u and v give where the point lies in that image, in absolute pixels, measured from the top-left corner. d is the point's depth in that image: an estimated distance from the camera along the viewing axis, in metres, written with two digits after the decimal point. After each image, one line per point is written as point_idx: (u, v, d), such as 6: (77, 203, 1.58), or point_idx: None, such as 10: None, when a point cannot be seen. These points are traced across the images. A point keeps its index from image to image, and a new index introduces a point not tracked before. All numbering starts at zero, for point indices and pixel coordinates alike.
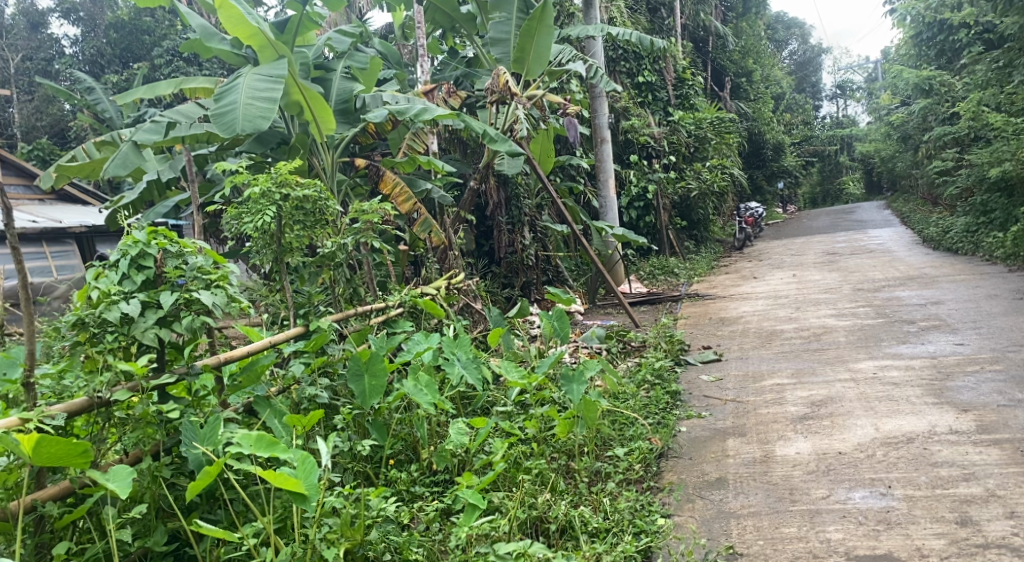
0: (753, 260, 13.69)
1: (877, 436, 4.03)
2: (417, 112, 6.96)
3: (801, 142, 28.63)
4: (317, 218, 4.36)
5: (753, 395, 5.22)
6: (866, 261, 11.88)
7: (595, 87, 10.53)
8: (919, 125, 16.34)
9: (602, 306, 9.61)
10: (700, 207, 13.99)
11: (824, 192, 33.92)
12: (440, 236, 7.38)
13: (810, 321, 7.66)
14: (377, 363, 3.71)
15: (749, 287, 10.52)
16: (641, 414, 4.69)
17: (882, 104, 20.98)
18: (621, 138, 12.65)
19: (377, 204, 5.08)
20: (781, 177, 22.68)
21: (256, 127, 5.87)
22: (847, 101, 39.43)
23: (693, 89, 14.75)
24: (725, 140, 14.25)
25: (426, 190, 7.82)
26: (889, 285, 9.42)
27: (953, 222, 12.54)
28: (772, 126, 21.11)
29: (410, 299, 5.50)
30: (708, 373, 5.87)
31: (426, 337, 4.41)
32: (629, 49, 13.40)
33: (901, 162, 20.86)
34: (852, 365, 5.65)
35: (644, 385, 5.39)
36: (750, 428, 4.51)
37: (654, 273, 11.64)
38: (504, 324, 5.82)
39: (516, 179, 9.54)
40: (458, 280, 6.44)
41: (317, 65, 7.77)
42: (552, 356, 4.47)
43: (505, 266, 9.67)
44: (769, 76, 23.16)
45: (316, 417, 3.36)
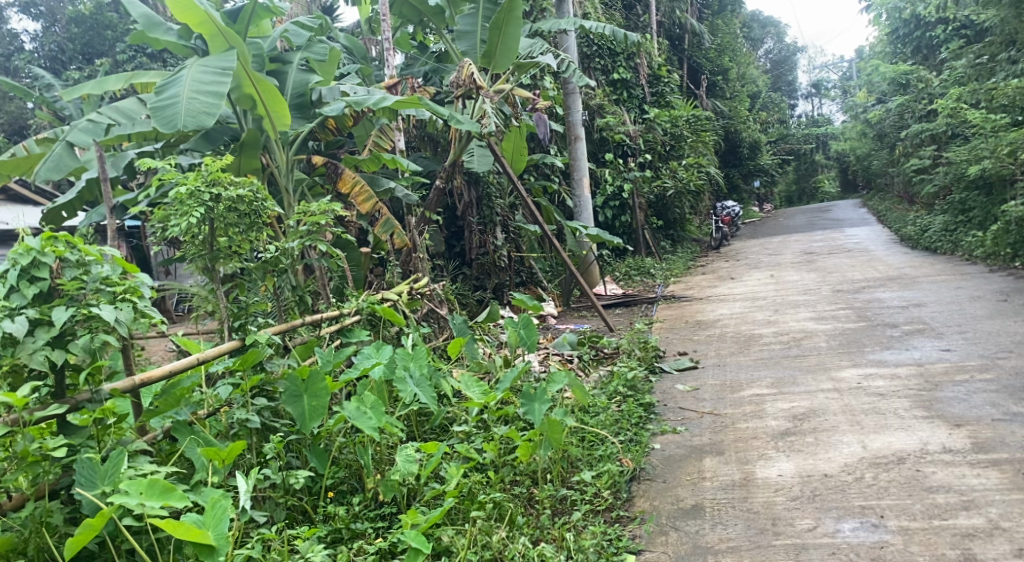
0: (730, 260, 13.41)
1: (865, 456, 3.71)
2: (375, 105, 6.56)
3: (777, 141, 28.55)
4: (254, 220, 3.99)
5: (732, 407, 4.90)
6: (844, 261, 11.65)
7: (568, 82, 10.18)
8: (896, 124, 16.19)
9: (576, 309, 9.24)
10: (676, 206, 13.65)
11: (800, 191, 33.83)
12: (404, 237, 7.00)
13: (789, 325, 7.37)
14: (317, 383, 3.41)
15: (726, 289, 10.24)
16: (612, 431, 4.35)
17: (858, 102, 20.86)
18: (596, 136, 12.34)
19: (325, 204, 4.72)
20: (757, 176, 22.52)
21: (199, 123, 5.49)
22: (822, 99, 39.48)
23: (670, 86, 14.47)
24: (701, 138, 13.98)
25: (389, 188, 7.43)
26: (870, 286, 9.16)
27: (931, 221, 12.36)
28: (748, 124, 20.92)
29: (369, 306, 5.12)
30: (684, 382, 5.55)
31: (377, 351, 4.07)
32: (603, 45, 13.07)
33: (876, 160, 20.74)
34: (835, 374, 5.35)
35: (616, 397, 5.04)
36: (728, 446, 4.17)
37: (629, 274, 11.34)
38: (467, 332, 5.45)
39: (487, 177, 9.18)
40: (422, 284, 6.06)
41: (272, 58, 7.37)
42: (514, 371, 4.17)
43: (477, 268, 9.30)
44: (745, 74, 22.99)
45: (237, 449, 2.96)
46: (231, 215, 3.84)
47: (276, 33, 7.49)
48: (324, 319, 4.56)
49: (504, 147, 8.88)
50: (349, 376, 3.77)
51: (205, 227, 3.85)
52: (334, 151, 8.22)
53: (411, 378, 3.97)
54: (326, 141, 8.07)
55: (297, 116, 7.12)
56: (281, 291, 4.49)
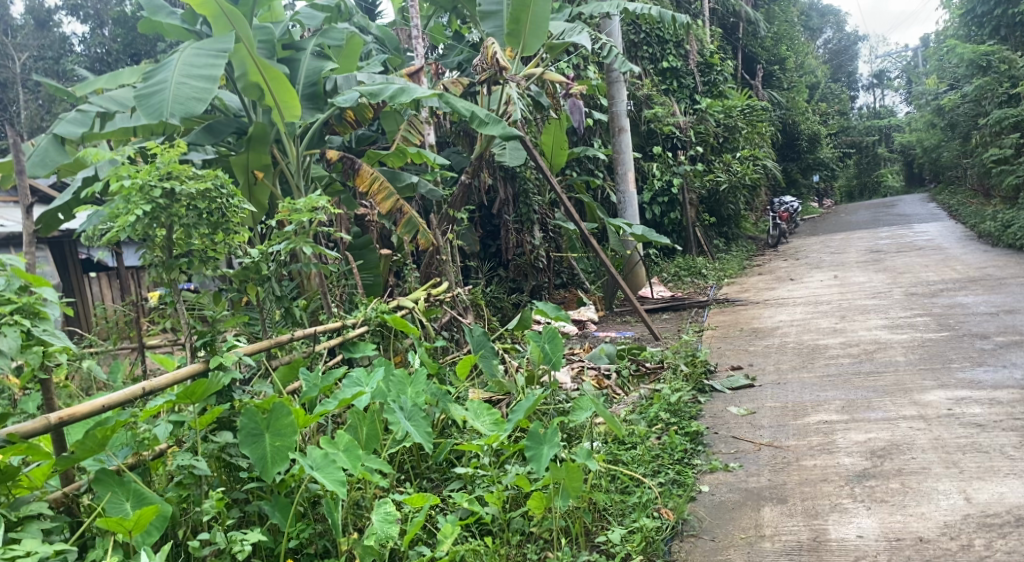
0: (789, 259, 12.50)
1: (970, 513, 3.01)
2: (392, 93, 5.81)
3: (838, 133, 27.18)
4: (221, 222, 3.37)
5: (795, 437, 4.16)
6: (916, 260, 10.69)
7: (611, 68, 9.35)
8: (970, 112, 15.08)
9: (619, 313, 8.44)
10: (730, 202, 12.67)
11: (861, 186, 32.20)
12: (428, 238, 6.32)
13: (859, 334, 6.54)
14: (282, 418, 2.79)
15: (785, 291, 9.39)
16: (648, 471, 3.66)
17: (928, 89, 19.59)
18: (644, 128, 11.61)
19: (314, 200, 4.07)
20: (817, 170, 21.40)
21: (187, 111, 4.79)
22: (883, 90, 37.77)
23: (722, 75, 13.61)
24: (757, 129, 13.08)
25: (413, 184, 6.76)
26: (948, 288, 8.25)
27: (1013, 216, 11.31)
28: (807, 116, 19.86)
29: (377, 316, 4.50)
30: (738, 404, 4.80)
31: (367, 376, 3.44)
32: (652, 32, 12.35)
33: (947, 151, 19.46)
34: (918, 397, 4.56)
35: (657, 425, 4.31)
36: (792, 490, 3.44)
37: (679, 275, 10.59)
38: (488, 345, 4.73)
39: (524, 171, 8.45)
40: (440, 290, 5.38)
41: (285, 45, 6.74)
42: (528, 402, 3.50)
43: (513, 270, 8.61)
44: (803, 64, 21.85)
45: (143, 516, 2.41)
46: (188, 214, 3.21)
47: (289, 17, 6.87)
48: (318, 334, 3.94)
49: (543, 140, 8.10)
50: (328, 408, 3.15)
51: (162, 229, 3.23)
52: (362, 147, 7.63)
53: (400, 412, 3.35)
54: (351, 136, 7.42)
55: (308, 106, 6.40)
56: (264, 304, 3.86)
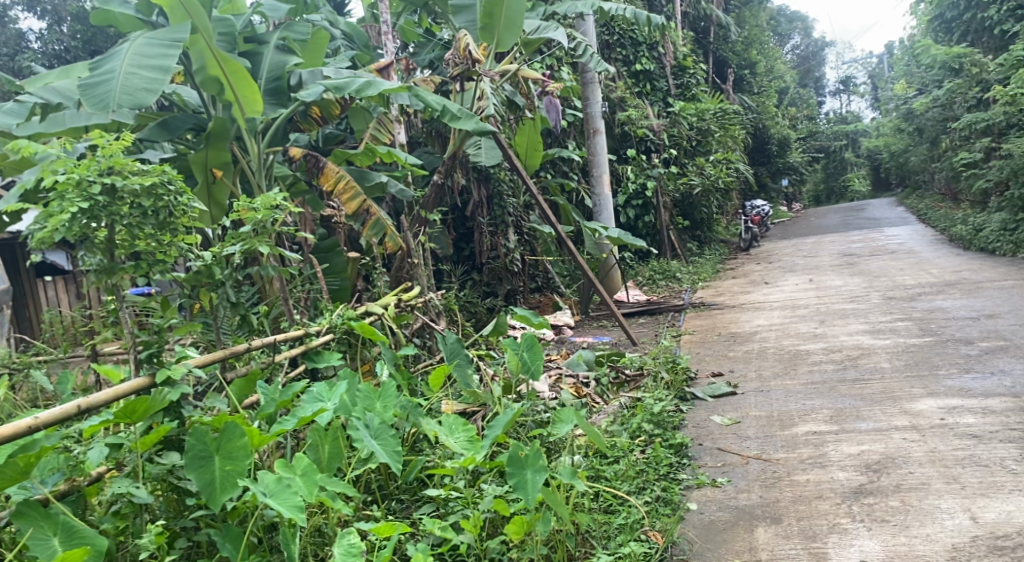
0: (762, 262, 12.38)
1: (979, 535, 2.87)
2: (358, 86, 5.53)
3: (806, 138, 27.27)
4: (168, 221, 3.09)
5: (784, 449, 3.96)
6: (890, 263, 10.62)
7: (586, 68, 9.14)
8: (939, 117, 15.12)
9: (595, 317, 8.23)
10: (703, 205, 12.52)
11: (829, 190, 32.40)
12: (397, 241, 6.05)
13: (840, 339, 6.38)
14: (235, 440, 2.57)
15: (761, 295, 9.24)
16: (634, 488, 3.45)
17: (896, 94, 19.64)
18: (617, 130, 11.44)
19: (275, 199, 3.78)
20: (786, 174, 21.42)
21: (136, 102, 4.49)
22: (850, 95, 38.05)
23: (695, 78, 13.46)
24: (730, 132, 12.95)
25: (380, 182, 6.41)
26: (926, 292, 8.15)
27: (985, 219, 11.29)
28: (777, 120, 19.86)
29: (344, 323, 4.24)
30: (722, 413, 4.59)
31: (329, 390, 3.22)
32: (625, 33, 12.20)
33: (915, 155, 19.54)
34: (908, 405, 4.40)
35: (639, 437, 4.08)
36: (787, 508, 3.25)
37: (654, 279, 10.42)
38: (463, 354, 4.49)
39: (498, 173, 8.22)
40: (412, 295, 5.11)
41: (246, 38, 6.42)
42: (507, 417, 3.29)
43: (488, 274, 8.39)
44: (773, 68, 21.85)
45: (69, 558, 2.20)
46: (130, 213, 2.93)
47: (251, 9, 6.56)
48: (278, 343, 3.69)
49: (517, 140, 7.86)
50: (285, 427, 2.91)
51: (102, 229, 2.94)
52: (331, 146, 7.32)
53: (365, 431, 3.11)
54: (319, 135, 7.13)
55: (271, 101, 6.11)
56: (218, 310, 3.59)
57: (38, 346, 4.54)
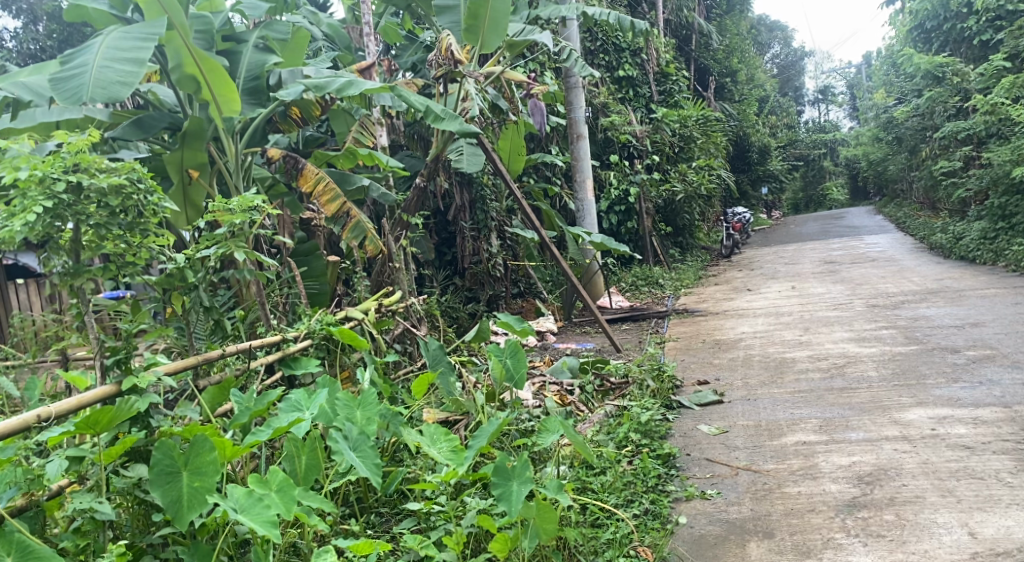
0: (744, 269, 12.34)
1: (979, 552, 2.81)
2: (339, 86, 5.40)
3: (786, 147, 27.40)
4: (137, 222, 2.95)
5: (773, 459, 3.87)
6: (872, 271, 10.61)
7: (569, 73, 9.05)
8: (919, 126, 15.19)
9: (578, 323, 8.14)
10: (686, 211, 12.47)
11: (807, 199, 32.56)
12: (378, 244, 5.92)
13: (825, 347, 6.32)
14: (204, 454, 2.49)
15: (744, 301, 9.19)
16: (622, 501, 3.35)
17: (875, 103, 19.74)
18: (600, 136, 11.37)
19: (250, 200, 3.64)
20: (767, 182, 21.47)
21: (110, 95, 4.33)
22: (828, 105, 38.32)
23: (678, 84, 13.42)
24: (712, 139, 12.92)
25: (362, 186, 6.28)
26: (909, 300, 8.12)
27: (965, 227, 11.31)
28: (757, 128, 19.90)
29: (322, 328, 4.13)
30: (709, 422, 4.50)
31: (308, 399, 3.12)
32: (608, 39, 12.16)
33: (894, 165, 19.65)
34: (898, 415, 4.33)
35: (627, 447, 3.98)
36: (779, 522, 3.16)
37: (636, 285, 10.35)
38: (445, 360, 4.37)
39: (481, 177, 8.11)
40: (393, 299, 4.98)
41: (224, 36, 6.25)
42: (492, 428, 3.18)
43: (469, 278, 8.18)
44: (753, 77, 21.91)
45: None
46: (96, 211, 2.79)
47: (229, 7, 6.40)
48: (253, 349, 3.58)
49: (500, 144, 7.75)
50: (259, 438, 2.81)
51: (68, 229, 2.80)
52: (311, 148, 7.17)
53: (344, 443, 2.98)
54: (299, 137, 6.99)
55: (248, 101, 5.94)
56: (190, 315, 3.46)
57: (6, 350, 4.38)
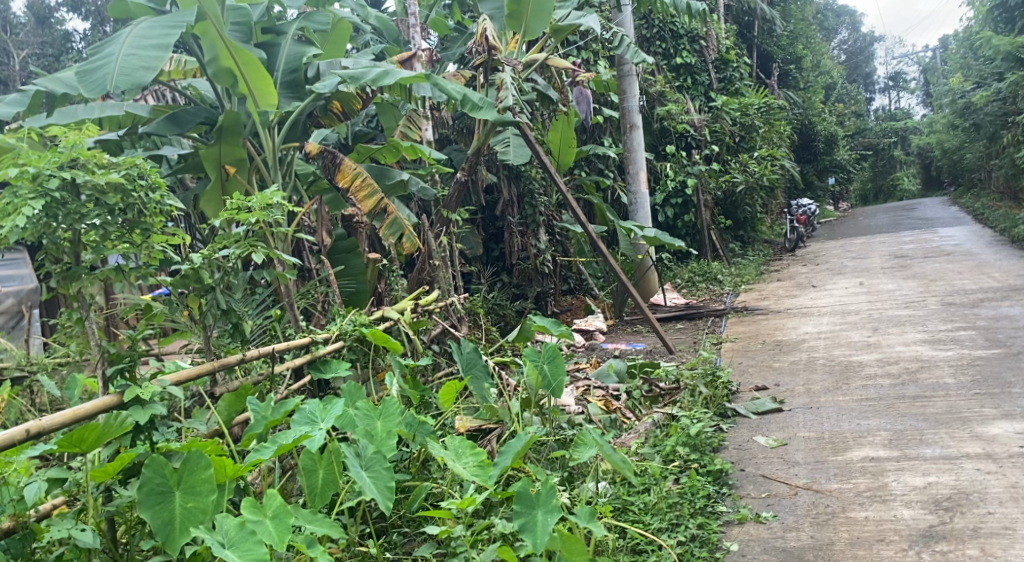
0: (808, 264, 11.82)
1: None
2: (374, 76, 5.18)
3: (854, 135, 26.43)
4: (140, 221, 2.75)
5: (837, 477, 3.52)
6: (947, 266, 10.01)
7: (623, 61, 8.68)
8: (999, 112, 14.41)
9: (630, 321, 7.80)
10: (747, 204, 11.98)
11: (877, 189, 31.31)
12: (416, 242, 5.69)
13: (896, 349, 5.88)
14: (198, 473, 2.33)
15: (808, 299, 8.73)
16: (665, 525, 3.05)
17: (950, 88, 18.81)
18: (656, 126, 11.00)
19: (268, 196, 3.43)
20: (833, 172, 20.70)
21: (134, 82, 4.19)
22: (900, 92, 36.90)
23: (739, 71, 12.90)
24: (775, 127, 12.40)
25: (402, 180, 6.05)
26: (989, 298, 7.58)
27: None
28: (823, 116, 19.16)
29: (355, 330, 3.85)
30: (767, 434, 4.15)
31: (324, 410, 2.87)
32: (666, 26, 11.77)
33: (971, 153, 18.69)
34: (980, 429, 3.93)
35: (674, 462, 3.66)
36: (845, 555, 2.84)
37: (693, 281, 9.96)
38: (479, 364, 4.10)
39: (530, 170, 7.82)
40: (430, 298, 4.71)
41: (263, 28, 6.09)
42: (521, 444, 2.92)
43: (517, 275, 7.91)
44: (819, 63, 21.13)
45: None
46: (92, 209, 2.61)
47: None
48: (277, 353, 3.30)
49: (550, 136, 7.42)
50: (264, 454, 2.59)
51: (64, 228, 2.63)
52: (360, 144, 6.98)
53: (356, 460, 2.74)
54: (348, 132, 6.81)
55: (287, 94, 5.74)
56: (206, 318, 3.20)
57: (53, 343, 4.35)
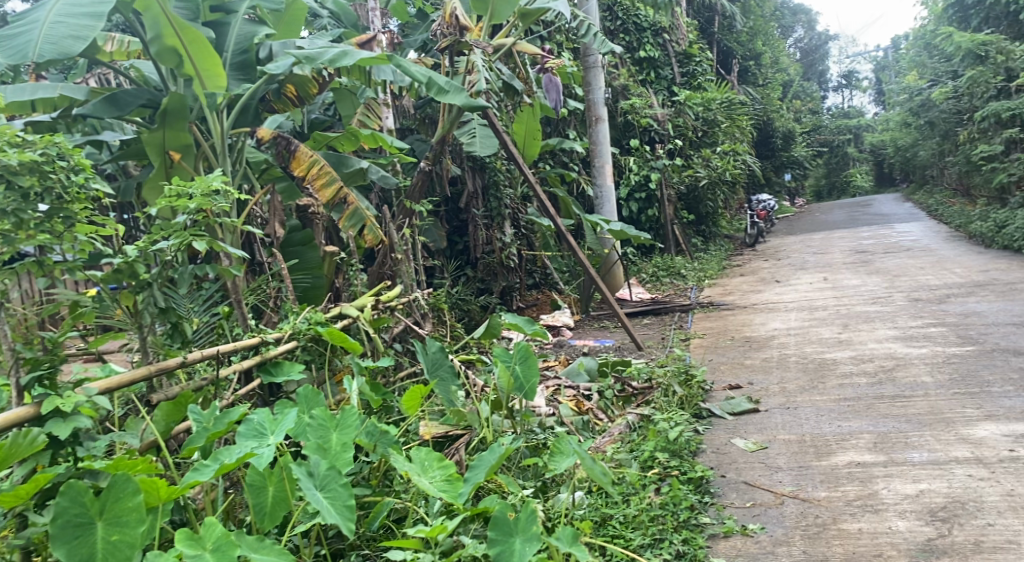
0: (770, 259, 11.73)
1: None
2: (330, 57, 4.88)
3: (809, 132, 26.61)
4: (59, 207, 2.50)
5: (824, 484, 3.33)
6: (909, 261, 9.99)
7: (589, 51, 8.45)
8: (954, 109, 14.52)
9: (596, 317, 7.61)
10: (709, 199, 11.87)
11: (830, 185, 31.66)
12: (376, 235, 5.40)
13: (869, 346, 5.74)
14: (124, 500, 2.09)
15: (774, 294, 8.61)
16: (647, 542, 2.84)
17: (905, 86, 18.97)
18: (620, 119, 10.79)
19: (213, 180, 3.12)
20: (789, 168, 20.78)
21: (60, 51, 3.86)
22: (852, 90, 37.37)
23: (702, 66, 12.77)
24: (738, 122, 12.30)
25: (361, 169, 5.73)
26: (954, 293, 7.53)
27: (1008, 216, 10.61)
28: (781, 112, 19.18)
29: (309, 329, 3.56)
30: (746, 437, 3.96)
31: (273, 423, 2.58)
32: (629, 18, 11.57)
33: (925, 150, 18.88)
34: (965, 431, 3.79)
35: (653, 469, 3.45)
36: None
37: (657, 276, 9.79)
38: (446, 366, 3.84)
39: (494, 162, 7.56)
40: (392, 294, 4.43)
41: (213, 6, 5.68)
42: (493, 457, 2.68)
43: (481, 269, 7.66)
44: (777, 60, 21.17)
45: None
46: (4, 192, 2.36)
47: None
48: (223, 356, 2.99)
49: (515, 127, 7.16)
50: (201, 476, 2.35)
51: None
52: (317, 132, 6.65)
53: (309, 481, 2.46)
54: (305, 119, 6.47)
55: (236, 76, 5.40)
56: (142, 317, 2.89)
57: None
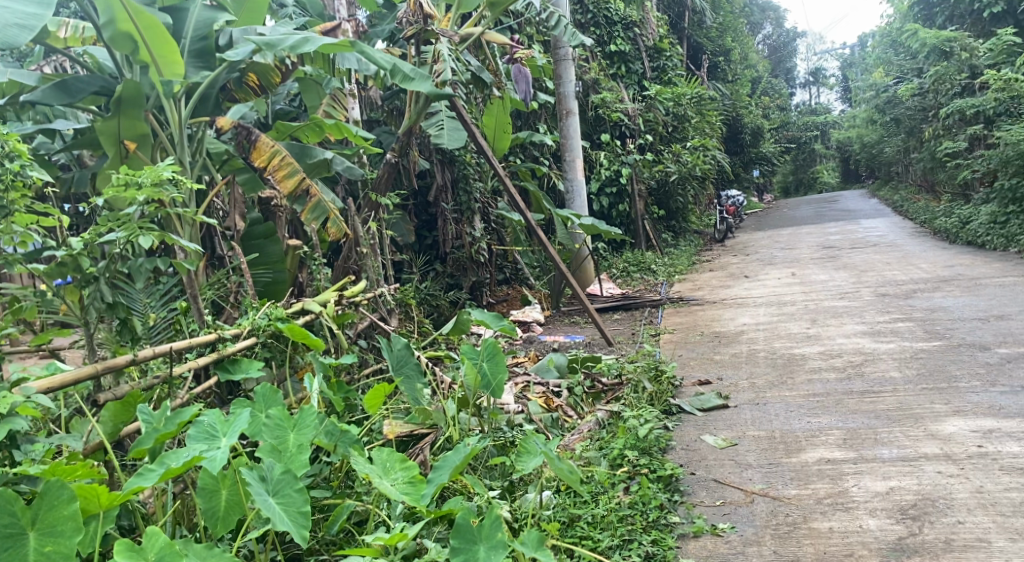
0: (739, 255, 11.75)
1: None
2: (291, 44, 4.75)
3: (777, 129, 26.79)
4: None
5: (795, 481, 3.29)
6: (876, 257, 10.04)
7: (559, 44, 8.36)
8: (919, 106, 14.67)
9: (566, 312, 7.55)
10: (679, 194, 11.86)
11: (797, 181, 31.93)
12: (340, 228, 5.26)
13: (838, 341, 5.73)
14: (59, 508, 2.00)
15: (743, 289, 8.60)
16: (616, 544, 2.78)
17: (871, 83, 19.13)
18: (591, 113, 10.72)
19: (164, 168, 3.01)
20: (758, 165, 20.89)
21: (5, 40, 3.70)
22: (819, 88, 37.71)
23: (672, 60, 12.74)
24: (707, 118, 12.30)
25: (326, 160, 5.58)
26: (920, 289, 7.57)
27: (972, 212, 10.72)
28: (750, 109, 19.24)
29: (269, 324, 3.44)
30: (716, 433, 3.90)
31: (226, 423, 2.43)
32: (600, 12, 11.49)
33: (890, 146, 19.07)
34: (933, 427, 3.77)
35: (622, 468, 3.38)
36: None
37: (627, 271, 9.74)
38: (412, 363, 3.73)
39: (464, 155, 7.45)
40: (356, 288, 4.31)
41: None
42: (457, 459, 2.59)
43: (451, 264, 7.59)
44: (746, 56, 21.26)
45: None
46: None
47: None
48: (176, 352, 2.85)
49: (484, 120, 7.05)
50: (148, 479, 2.22)
51: None
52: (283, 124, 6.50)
53: (262, 486, 2.35)
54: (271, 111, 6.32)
55: (194, 64, 5.24)
56: (88, 313, 2.76)
57: None
